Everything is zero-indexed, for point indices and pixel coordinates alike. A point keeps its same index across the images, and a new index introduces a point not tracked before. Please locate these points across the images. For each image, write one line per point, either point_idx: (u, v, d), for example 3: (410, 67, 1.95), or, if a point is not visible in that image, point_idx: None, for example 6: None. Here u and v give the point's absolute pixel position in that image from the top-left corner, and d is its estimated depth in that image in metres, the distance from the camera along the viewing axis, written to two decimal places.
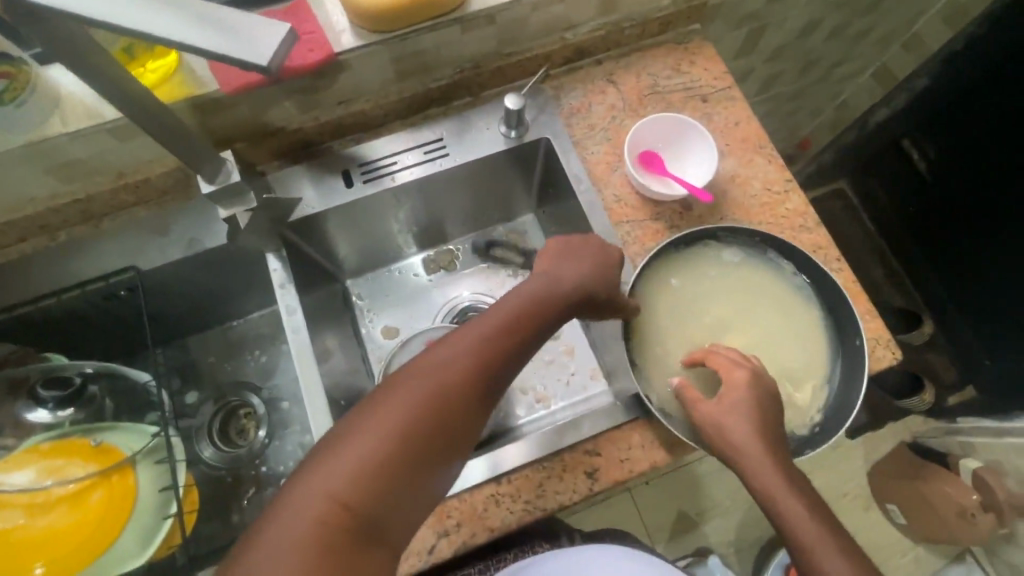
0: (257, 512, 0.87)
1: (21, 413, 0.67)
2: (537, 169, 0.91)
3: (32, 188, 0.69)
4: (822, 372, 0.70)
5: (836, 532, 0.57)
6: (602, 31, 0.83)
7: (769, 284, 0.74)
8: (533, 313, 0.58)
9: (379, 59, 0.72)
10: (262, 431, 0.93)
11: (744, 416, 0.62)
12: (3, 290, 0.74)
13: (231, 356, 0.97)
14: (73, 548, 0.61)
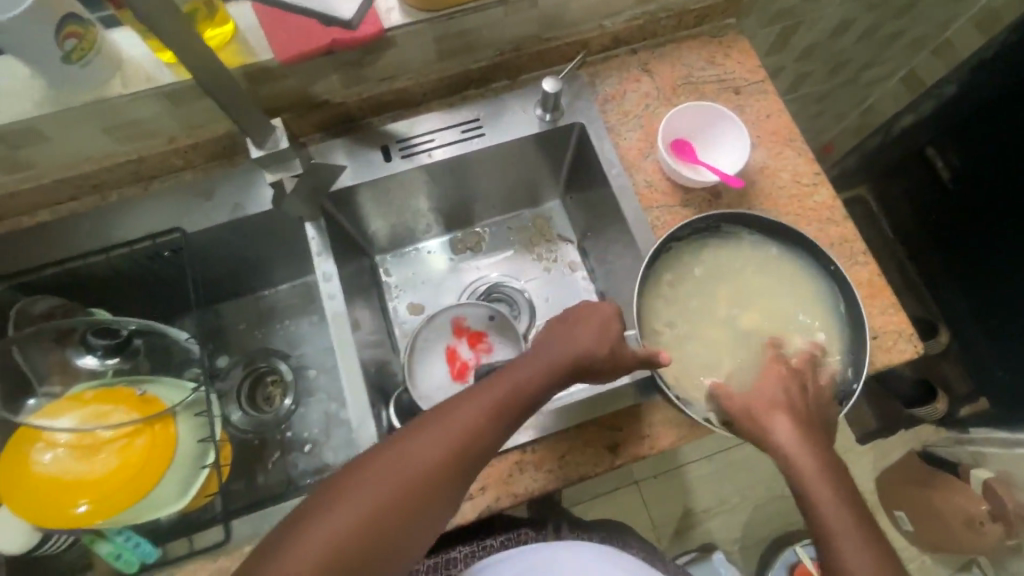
0: (281, 476, 0.90)
1: (72, 357, 0.72)
2: (568, 155, 0.92)
3: (89, 145, 0.72)
4: (829, 335, 0.72)
5: (864, 525, 0.56)
6: (640, 21, 0.85)
7: (754, 264, 0.76)
8: (531, 385, 0.61)
9: (424, 37, 0.74)
10: (287, 398, 0.95)
11: (779, 397, 0.63)
12: (52, 244, 0.77)
13: (261, 324, 1.00)
14: (116, 490, 0.63)
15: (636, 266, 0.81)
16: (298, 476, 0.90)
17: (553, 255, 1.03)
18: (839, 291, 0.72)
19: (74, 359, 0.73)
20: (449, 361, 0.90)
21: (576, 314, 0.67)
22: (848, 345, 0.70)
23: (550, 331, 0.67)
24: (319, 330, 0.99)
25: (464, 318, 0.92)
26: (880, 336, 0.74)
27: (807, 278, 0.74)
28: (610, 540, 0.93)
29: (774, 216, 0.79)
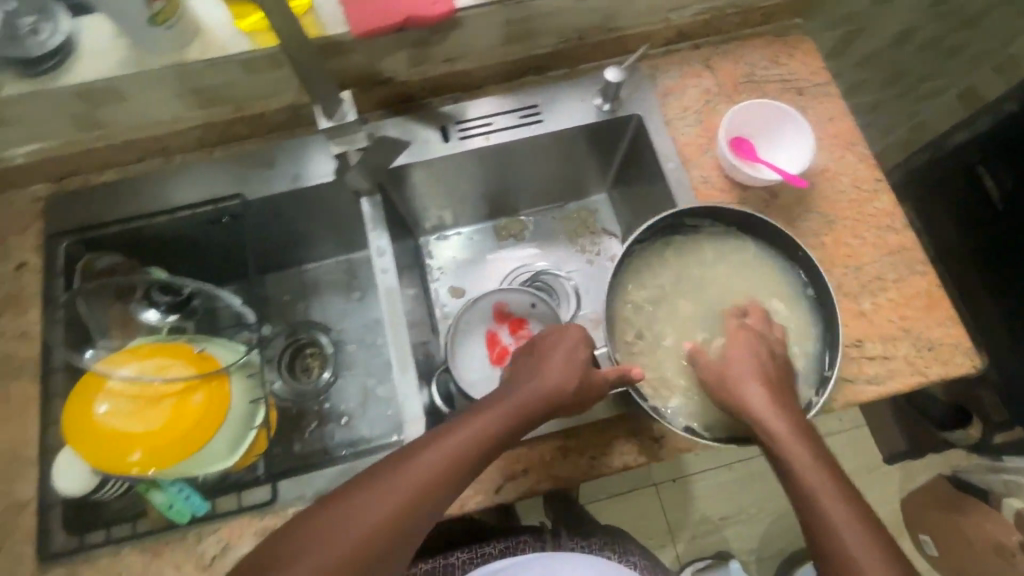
0: (317, 444, 0.91)
1: (136, 311, 0.76)
2: (620, 149, 0.92)
3: (163, 108, 0.75)
4: (796, 319, 0.74)
5: (843, 485, 0.59)
6: (706, 15, 0.84)
7: (718, 255, 0.77)
8: (500, 421, 0.62)
9: (493, 21, 0.74)
10: (326, 371, 0.96)
11: (751, 366, 0.65)
12: (117, 201, 0.79)
13: (305, 297, 1.02)
14: (169, 443, 0.64)
15: None
16: (334, 448, 0.91)
17: (596, 248, 1.02)
18: (806, 278, 0.74)
19: (141, 314, 0.76)
20: (488, 345, 0.90)
21: (543, 347, 0.70)
22: (817, 325, 0.73)
23: (519, 368, 0.70)
24: (360, 306, 1.01)
25: (506, 304, 0.92)
26: (936, 348, 0.73)
27: (775, 273, 0.76)
28: (612, 548, 0.92)
29: (832, 220, 0.78)
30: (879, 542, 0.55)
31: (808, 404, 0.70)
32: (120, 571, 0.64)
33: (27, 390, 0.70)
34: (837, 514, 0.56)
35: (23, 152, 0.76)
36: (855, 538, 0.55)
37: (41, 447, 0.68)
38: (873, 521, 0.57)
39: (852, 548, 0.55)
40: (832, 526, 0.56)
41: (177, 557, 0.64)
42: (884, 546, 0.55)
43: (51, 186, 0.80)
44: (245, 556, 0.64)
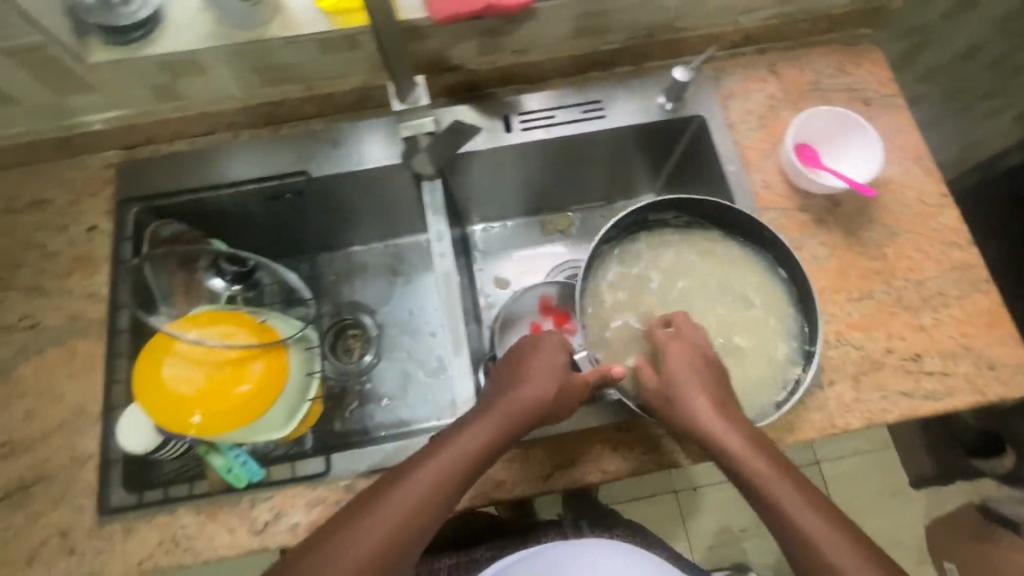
0: (357, 424, 0.91)
1: (205, 278, 0.78)
2: (674, 155, 0.90)
3: (238, 82, 0.76)
4: (775, 298, 0.74)
5: (807, 486, 0.60)
6: (776, 20, 0.84)
7: (687, 245, 0.78)
8: (477, 444, 0.61)
9: (566, 14, 0.76)
10: (368, 353, 0.96)
11: (696, 378, 0.65)
12: (184, 171, 0.80)
13: (350, 279, 1.02)
14: (228, 411, 0.66)
15: None
16: (373, 428, 0.91)
17: None
18: (780, 263, 0.74)
19: (207, 282, 0.79)
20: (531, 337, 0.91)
21: (516, 360, 0.69)
22: (793, 302, 0.73)
23: (493, 383, 0.69)
24: (404, 290, 1.01)
25: (550, 297, 0.93)
26: (997, 368, 0.71)
27: (752, 262, 0.76)
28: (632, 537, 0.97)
29: (895, 232, 0.77)
30: (855, 541, 0.56)
31: (796, 380, 0.70)
32: (176, 531, 0.65)
33: (93, 349, 0.72)
34: (807, 518, 0.57)
35: (101, 119, 0.78)
36: (830, 541, 0.56)
37: (104, 405, 0.69)
38: (841, 519, 0.58)
39: (829, 550, 0.55)
40: (806, 530, 0.57)
41: (231, 521, 0.65)
42: (858, 543, 0.56)
43: (122, 153, 0.81)
44: (297, 524, 0.66)
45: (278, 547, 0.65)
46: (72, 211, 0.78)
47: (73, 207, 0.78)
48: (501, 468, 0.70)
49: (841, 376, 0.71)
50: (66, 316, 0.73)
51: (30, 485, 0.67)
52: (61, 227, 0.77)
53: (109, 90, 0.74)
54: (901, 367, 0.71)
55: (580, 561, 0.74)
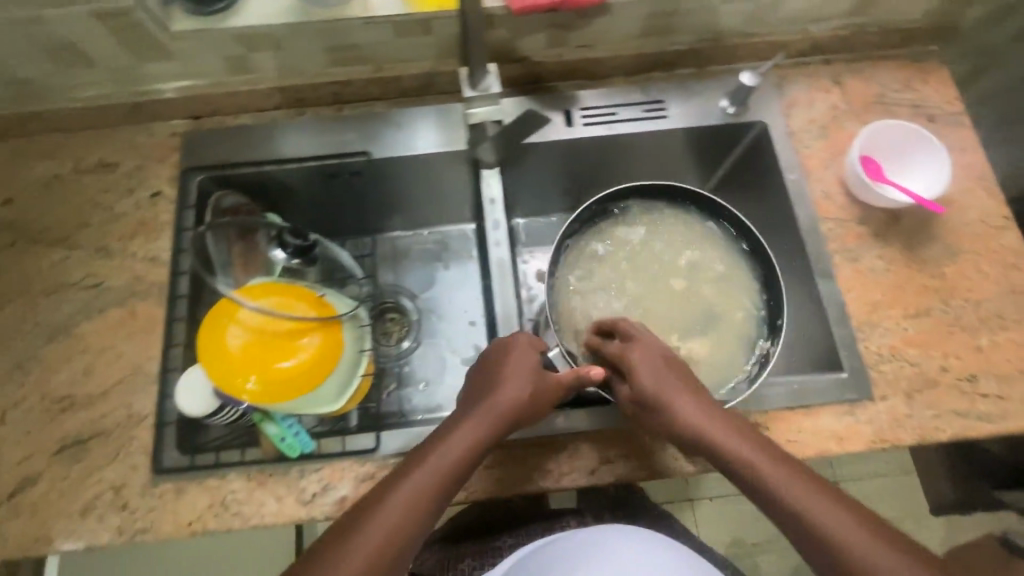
0: (394, 406, 0.86)
1: (268, 249, 0.79)
2: (729, 159, 0.87)
3: (310, 59, 0.78)
4: (739, 272, 0.76)
5: (808, 473, 0.57)
6: (844, 32, 0.84)
7: (649, 227, 0.79)
8: (462, 445, 0.60)
9: (638, 11, 0.77)
10: (406, 339, 0.92)
11: (665, 377, 0.63)
12: (247, 143, 0.81)
13: (394, 263, 0.96)
14: (280, 382, 0.67)
15: (800, 271, 0.79)
16: (409, 412, 0.86)
17: None
18: (740, 235, 0.76)
19: (264, 253, 0.79)
20: None
21: (490, 363, 0.67)
22: (755, 269, 0.75)
23: (469, 388, 0.67)
24: (447, 275, 0.96)
25: None
26: None
27: (711, 240, 0.78)
28: None
29: (954, 251, 0.77)
30: (870, 526, 0.53)
31: (766, 352, 0.72)
32: (226, 496, 0.66)
33: (153, 312, 0.73)
34: (813, 505, 0.54)
35: (173, 88, 0.80)
36: (841, 527, 0.53)
37: (162, 366, 0.71)
38: (849, 503, 0.55)
39: (841, 538, 0.52)
40: (816, 519, 0.54)
41: (280, 490, 0.66)
42: (873, 528, 0.53)
43: (188, 123, 0.82)
44: (343, 498, 0.66)
45: (324, 519, 0.66)
46: (137, 175, 0.80)
47: (138, 172, 0.80)
48: (548, 458, 0.69)
49: (893, 392, 0.71)
50: (128, 277, 0.75)
51: (87, 439, 0.68)
52: (127, 191, 0.79)
53: (188, 59, 0.76)
54: (957, 387, 0.70)
55: (602, 552, 0.67)
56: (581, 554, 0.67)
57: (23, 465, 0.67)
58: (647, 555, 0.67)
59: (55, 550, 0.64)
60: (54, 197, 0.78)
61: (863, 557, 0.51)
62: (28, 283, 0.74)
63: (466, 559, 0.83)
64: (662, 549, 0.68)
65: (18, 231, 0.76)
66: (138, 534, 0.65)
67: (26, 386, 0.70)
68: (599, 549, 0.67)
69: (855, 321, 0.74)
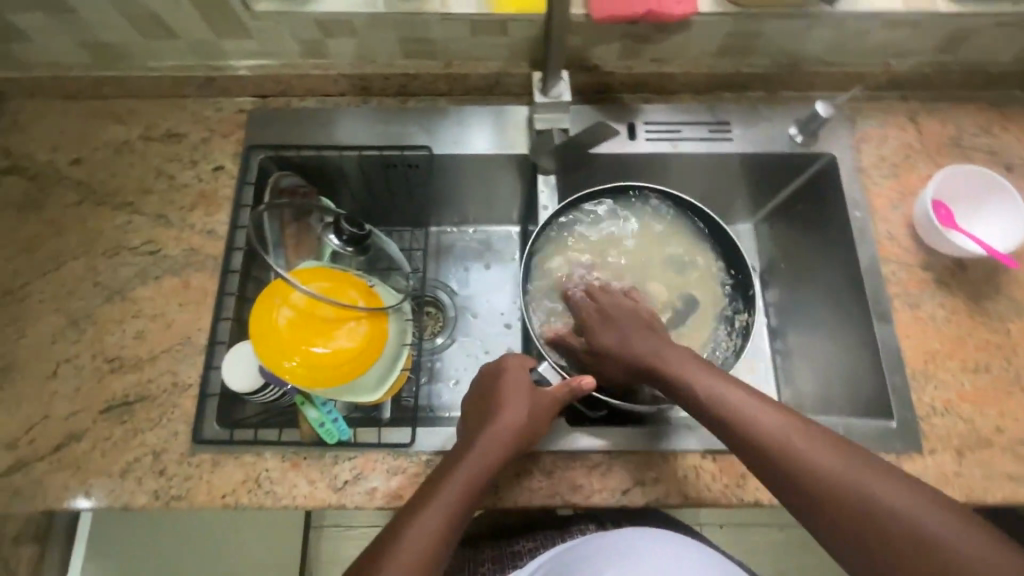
0: (423, 400, 0.86)
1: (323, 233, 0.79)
2: (784, 193, 0.88)
3: (382, 49, 0.79)
4: (700, 254, 0.81)
5: (766, 399, 0.59)
6: (925, 69, 0.82)
7: (610, 220, 0.81)
8: (481, 460, 0.61)
9: (717, 31, 0.76)
10: (441, 335, 0.91)
11: (619, 324, 0.69)
12: (311, 127, 0.82)
13: (436, 258, 0.96)
14: (326, 367, 0.67)
15: (854, 310, 0.77)
16: (438, 407, 0.86)
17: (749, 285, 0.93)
18: (698, 217, 0.80)
19: (317, 237, 0.79)
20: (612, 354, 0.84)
21: (486, 385, 0.68)
22: (717, 248, 0.80)
23: (469, 412, 0.67)
24: (488, 274, 0.95)
25: None
26: None
27: (674, 226, 0.81)
28: None
29: (1021, 308, 0.73)
30: (831, 441, 0.54)
31: (745, 322, 0.77)
32: (260, 473, 0.67)
33: (206, 284, 0.75)
34: (774, 425, 0.56)
35: (247, 66, 0.81)
36: (800, 441, 0.54)
37: (210, 338, 0.72)
38: (810, 422, 0.56)
39: (799, 449, 0.54)
40: (777, 437, 0.55)
41: (313, 473, 0.67)
42: (834, 442, 0.54)
43: (255, 102, 0.84)
44: (374, 489, 0.67)
45: (353, 507, 0.66)
46: (202, 149, 0.81)
47: (203, 145, 0.81)
48: (580, 473, 0.68)
49: (944, 447, 0.68)
50: (185, 247, 0.76)
51: (132, 401, 0.70)
52: (191, 162, 0.80)
53: (267, 40, 0.77)
54: (1013, 450, 0.67)
55: (606, 554, 0.64)
56: (596, 558, 0.63)
57: (69, 420, 0.69)
58: (653, 552, 0.63)
59: (93, 507, 0.66)
60: (121, 162, 0.80)
61: (824, 467, 0.52)
62: (90, 243, 0.76)
63: (484, 564, 0.79)
64: (667, 548, 0.64)
65: (84, 192, 0.78)
66: (173, 501, 0.66)
67: (80, 343, 0.72)
68: (616, 555, 0.63)
69: (910, 369, 0.71)
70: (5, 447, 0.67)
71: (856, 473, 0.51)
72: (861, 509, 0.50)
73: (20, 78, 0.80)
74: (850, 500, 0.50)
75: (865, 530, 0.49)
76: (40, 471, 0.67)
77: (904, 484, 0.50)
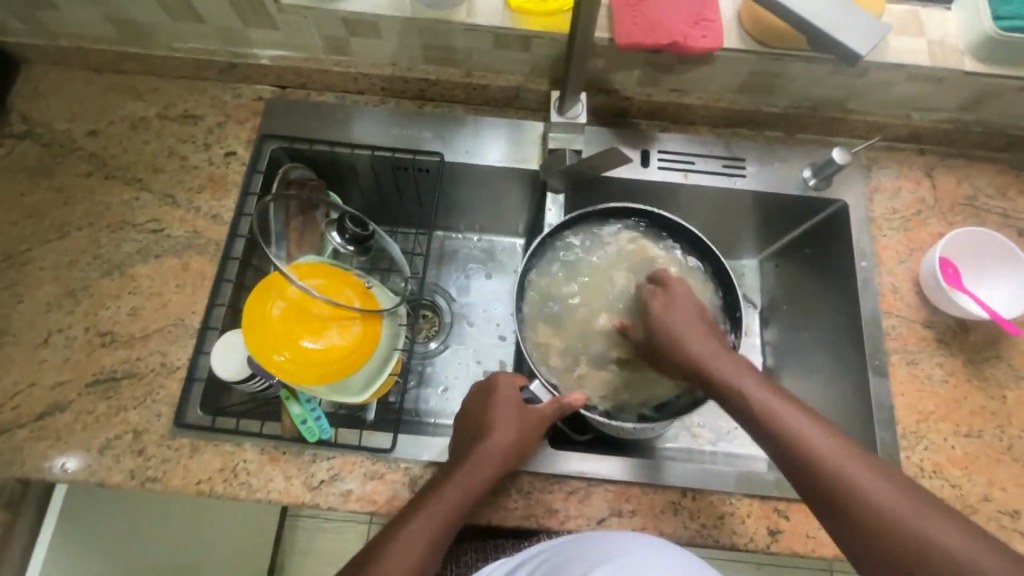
0: (410, 403, 0.85)
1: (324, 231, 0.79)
2: (793, 232, 0.87)
3: (404, 52, 0.79)
4: (690, 275, 0.76)
5: (812, 413, 0.57)
6: (945, 126, 0.81)
7: (607, 237, 0.78)
8: (471, 476, 0.60)
9: (740, 68, 0.75)
10: (434, 341, 0.91)
11: (677, 316, 0.67)
12: (327, 122, 0.82)
13: (438, 262, 0.96)
14: (318, 365, 0.67)
15: (851, 360, 0.76)
16: (424, 412, 0.85)
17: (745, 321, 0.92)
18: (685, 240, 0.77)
19: (320, 232, 0.79)
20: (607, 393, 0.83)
21: (477, 404, 0.67)
22: (706, 272, 0.76)
23: (460, 429, 0.66)
24: (488, 284, 0.95)
25: None
26: None
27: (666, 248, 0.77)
28: None
29: (1018, 376, 0.73)
30: (882, 470, 0.52)
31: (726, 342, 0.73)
32: (237, 463, 0.67)
33: (205, 268, 0.75)
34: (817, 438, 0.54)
35: (270, 56, 0.81)
36: (848, 464, 0.53)
37: (203, 323, 0.72)
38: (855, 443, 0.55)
39: (848, 471, 0.52)
40: (819, 451, 0.54)
41: (290, 469, 0.67)
42: (885, 470, 0.52)
43: (274, 91, 0.84)
44: (349, 492, 0.66)
45: (326, 508, 0.66)
46: (216, 133, 0.81)
47: (218, 129, 0.81)
48: (557, 497, 0.67)
49: None
50: (189, 230, 0.77)
51: (119, 378, 0.70)
52: (204, 145, 0.81)
53: (292, 32, 0.78)
54: (998, 520, 0.66)
55: (587, 554, 0.55)
56: (576, 560, 0.55)
57: (56, 390, 0.69)
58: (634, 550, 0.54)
59: (68, 480, 0.65)
60: (136, 137, 0.80)
61: (872, 492, 0.51)
62: (96, 216, 0.77)
63: (467, 554, 0.76)
64: (657, 552, 0.54)
65: (96, 163, 0.79)
66: (148, 481, 0.66)
67: (75, 315, 0.72)
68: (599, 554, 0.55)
69: (902, 427, 0.70)
70: None
71: (896, 499, 0.50)
72: (897, 533, 0.49)
73: (46, 46, 0.81)
74: (894, 531, 0.49)
75: (900, 557, 0.48)
76: (20, 439, 0.67)
77: (955, 525, 0.48)
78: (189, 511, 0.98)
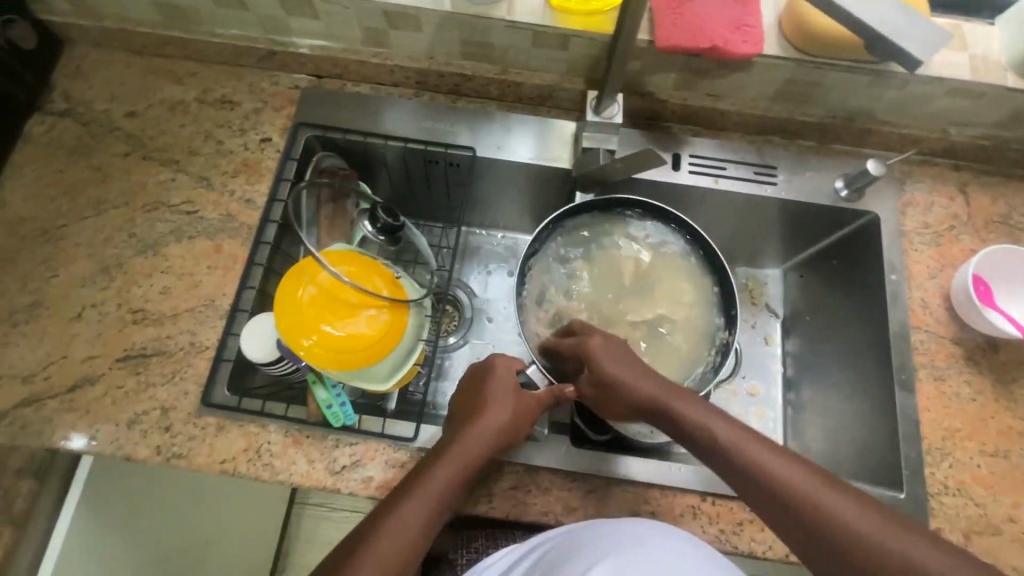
0: (428, 397, 0.86)
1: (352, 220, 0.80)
2: (821, 244, 0.87)
3: (443, 47, 0.80)
4: (699, 276, 0.75)
5: (789, 454, 0.55)
6: (983, 142, 0.80)
7: (619, 234, 0.78)
8: (465, 458, 0.60)
9: (779, 75, 0.75)
10: (454, 335, 0.91)
11: (619, 363, 0.63)
12: (362, 113, 0.83)
13: (461, 258, 0.96)
14: (333, 352, 0.67)
15: (877, 374, 0.76)
16: (442, 405, 0.86)
17: (767, 330, 0.91)
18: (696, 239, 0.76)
19: (351, 220, 0.80)
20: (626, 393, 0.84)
21: (472, 387, 0.68)
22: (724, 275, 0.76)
23: (454, 412, 0.67)
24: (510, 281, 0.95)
25: None
26: None
27: (681, 247, 0.77)
28: None
29: None
30: (872, 507, 0.50)
31: (726, 342, 0.73)
32: (261, 445, 0.67)
33: (237, 251, 0.76)
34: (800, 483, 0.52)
35: (309, 45, 0.82)
36: (836, 506, 0.51)
37: (232, 305, 0.73)
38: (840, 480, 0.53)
39: (840, 514, 0.50)
40: (804, 495, 0.52)
41: (313, 453, 0.67)
42: (875, 507, 0.50)
43: (310, 80, 0.85)
44: (369, 479, 0.67)
45: (346, 493, 0.66)
46: (253, 119, 0.82)
47: (254, 115, 0.83)
48: (575, 495, 0.68)
49: (951, 527, 0.66)
50: (223, 213, 0.78)
51: (149, 355, 0.71)
52: (240, 130, 0.82)
53: (333, 22, 0.78)
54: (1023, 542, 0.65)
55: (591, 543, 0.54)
56: (580, 550, 0.54)
57: (87, 363, 0.70)
58: (635, 539, 0.53)
59: (94, 452, 0.67)
60: (175, 120, 0.82)
61: (861, 534, 0.49)
62: (132, 194, 0.78)
63: (477, 540, 0.78)
64: (660, 539, 0.53)
65: (134, 143, 0.80)
66: (173, 458, 0.67)
67: (107, 291, 0.73)
68: (599, 543, 0.53)
69: (927, 443, 0.69)
70: (21, 381, 0.69)
71: (892, 539, 0.48)
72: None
73: (91, 26, 0.82)
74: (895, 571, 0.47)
75: None
76: (51, 409, 0.68)
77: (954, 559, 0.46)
78: (203, 493, 0.99)
